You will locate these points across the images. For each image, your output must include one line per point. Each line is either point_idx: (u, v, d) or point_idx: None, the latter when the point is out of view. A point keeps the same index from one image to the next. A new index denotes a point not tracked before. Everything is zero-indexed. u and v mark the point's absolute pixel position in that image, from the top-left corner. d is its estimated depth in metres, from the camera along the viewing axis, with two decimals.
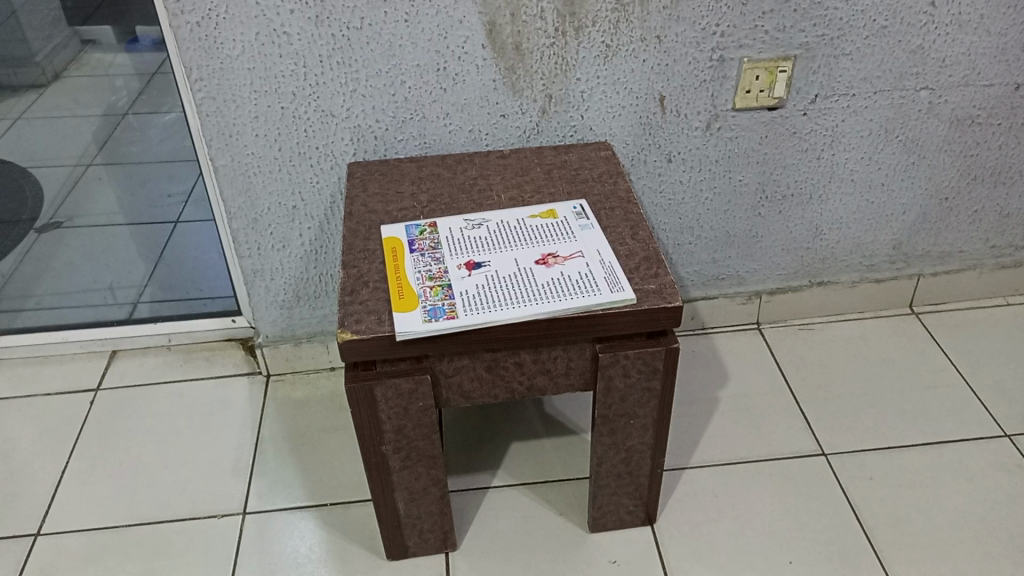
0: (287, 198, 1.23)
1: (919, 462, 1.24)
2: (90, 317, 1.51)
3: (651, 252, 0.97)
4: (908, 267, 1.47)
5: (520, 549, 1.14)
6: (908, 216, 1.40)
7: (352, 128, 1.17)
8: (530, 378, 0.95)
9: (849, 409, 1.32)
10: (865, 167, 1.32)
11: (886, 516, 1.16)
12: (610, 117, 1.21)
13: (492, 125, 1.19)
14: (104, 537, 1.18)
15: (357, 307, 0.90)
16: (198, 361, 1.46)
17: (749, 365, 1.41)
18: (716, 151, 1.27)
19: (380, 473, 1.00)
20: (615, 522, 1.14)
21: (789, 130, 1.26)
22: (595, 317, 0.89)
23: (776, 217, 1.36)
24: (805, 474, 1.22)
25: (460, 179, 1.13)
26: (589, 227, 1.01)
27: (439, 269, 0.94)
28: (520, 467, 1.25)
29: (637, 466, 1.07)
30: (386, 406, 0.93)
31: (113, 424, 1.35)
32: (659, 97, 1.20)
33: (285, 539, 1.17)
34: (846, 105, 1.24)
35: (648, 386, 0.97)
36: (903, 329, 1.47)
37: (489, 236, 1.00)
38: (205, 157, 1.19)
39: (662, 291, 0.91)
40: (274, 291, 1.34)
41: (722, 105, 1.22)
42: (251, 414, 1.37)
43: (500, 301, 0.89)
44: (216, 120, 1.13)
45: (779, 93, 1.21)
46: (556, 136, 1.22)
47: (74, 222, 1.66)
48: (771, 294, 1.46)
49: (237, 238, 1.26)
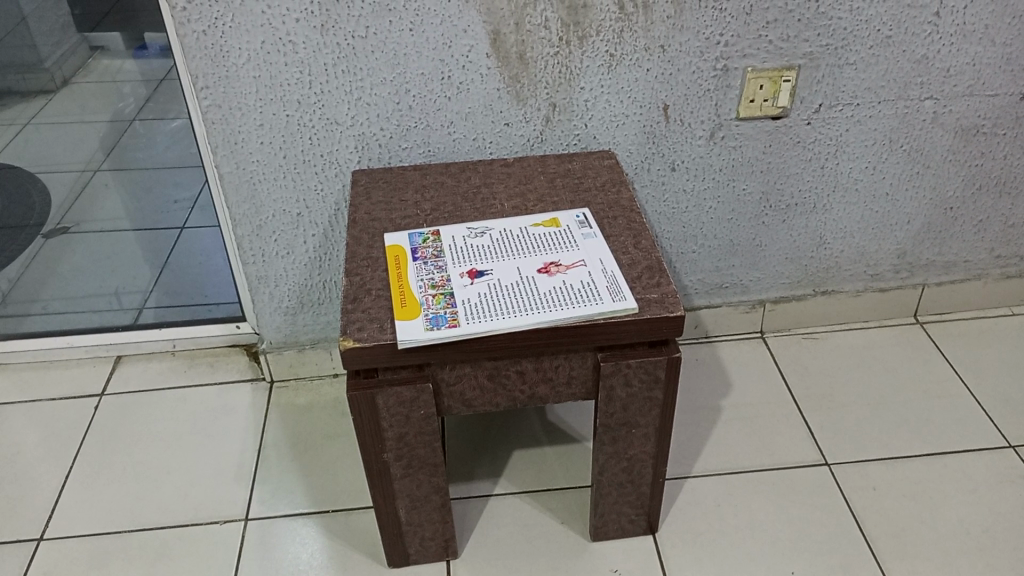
0: (292, 205, 1.23)
1: (923, 473, 1.23)
2: (95, 322, 1.52)
3: (653, 261, 0.97)
4: (912, 277, 1.46)
5: (522, 556, 1.14)
6: (912, 225, 1.39)
7: (356, 136, 1.17)
8: (531, 386, 0.95)
9: (852, 419, 1.32)
10: (869, 176, 1.32)
11: (889, 527, 1.15)
12: (614, 126, 1.21)
13: (496, 133, 1.20)
14: (106, 541, 1.18)
15: (359, 315, 0.91)
16: (202, 367, 1.47)
17: (752, 374, 1.41)
18: (720, 160, 1.27)
19: (382, 481, 1.01)
20: (617, 531, 1.14)
21: (793, 139, 1.26)
22: (597, 326, 0.89)
23: (779, 226, 1.36)
24: (808, 484, 1.22)
25: (463, 188, 1.13)
26: (592, 236, 1.01)
27: (441, 277, 0.95)
28: (522, 475, 1.25)
29: (638, 475, 1.07)
30: (387, 414, 0.93)
31: (117, 429, 1.36)
32: (663, 106, 1.20)
33: (287, 545, 1.17)
34: (850, 114, 1.24)
35: (650, 396, 0.97)
36: (907, 339, 1.47)
37: (492, 244, 1.00)
38: (211, 164, 1.19)
39: (664, 300, 0.91)
40: (278, 298, 1.34)
41: (726, 115, 1.22)
42: (254, 419, 1.37)
43: (502, 310, 0.89)
44: (221, 127, 1.14)
45: (783, 101, 1.21)
46: (560, 144, 1.22)
47: (80, 227, 1.68)
48: (774, 303, 1.45)
49: (242, 245, 1.27)
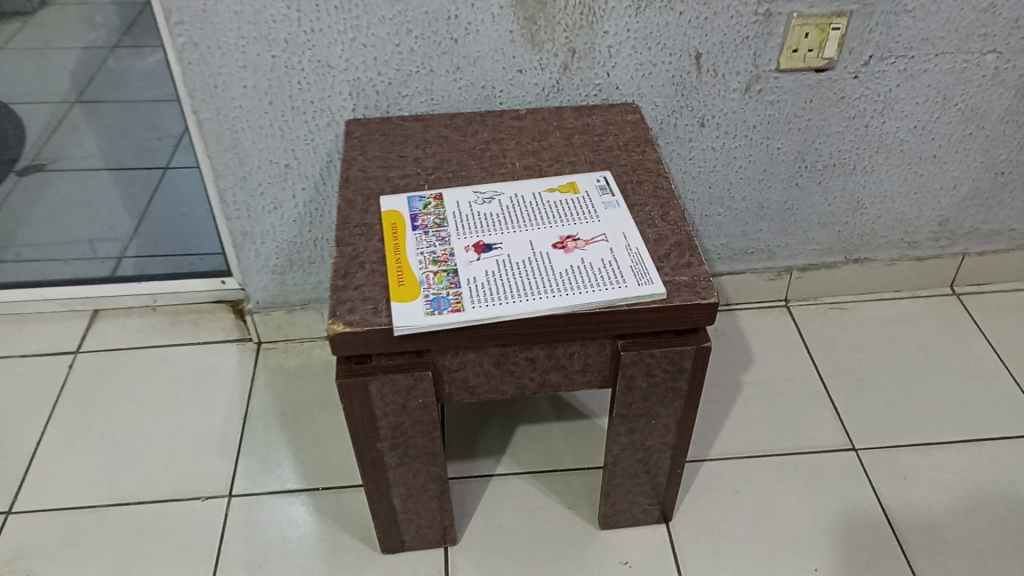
0: (279, 156, 1.11)
1: (958, 462, 1.15)
2: (70, 273, 1.41)
3: (683, 237, 0.86)
4: (952, 245, 1.35)
5: (526, 545, 1.06)
6: (959, 190, 1.28)
7: (351, 81, 1.05)
8: (542, 374, 0.86)
9: (882, 399, 1.23)
10: (917, 137, 1.20)
11: (921, 522, 1.08)
12: (640, 76, 1.08)
13: (507, 81, 1.07)
14: (81, 517, 1.10)
15: (350, 294, 0.80)
16: (184, 325, 1.37)
17: (776, 347, 1.31)
18: (754, 116, 1.14)
19: (376, 470, 0.92)
20: (628, 520, 1.06)
21: (836, 95, 1.13)
22: (619, 313, 0.79)
23: (814, 190, 1.24)
24: (834, 472, 1.13)
25: (470, 143, 1.01)
26: (614, 205, 0.90)
27: (443, 251, 0.84)
28: (527, 454, 1.17)
29: (655, 466, 0.98)
30: (381, 403, 0.84)
31: (93, 392, 1.27)
32: (695, 54, 1.07)
33: (274, 525, 1.09)
34: (903, 68, 1.11)
35: (673, 386, 0.87)
36: (943, 312, 1.36)
37: (501, 212, 0.89)
38: (188, 108, 1.07)
39: (695, 284, 0.81)
40: (265, 255, 1.23)
41: (764, 66, 1.09)
42: (240, 384, 1.28)
43: (511, 293, 0.79)
44: (199, 69, 1.01)
45: (830, 53, 1.08)
46: (578, 94, 1.10)
47: (57, 164, 1.56)
48: (802, 270, 1.35)
49: (224, 198, 1.15)
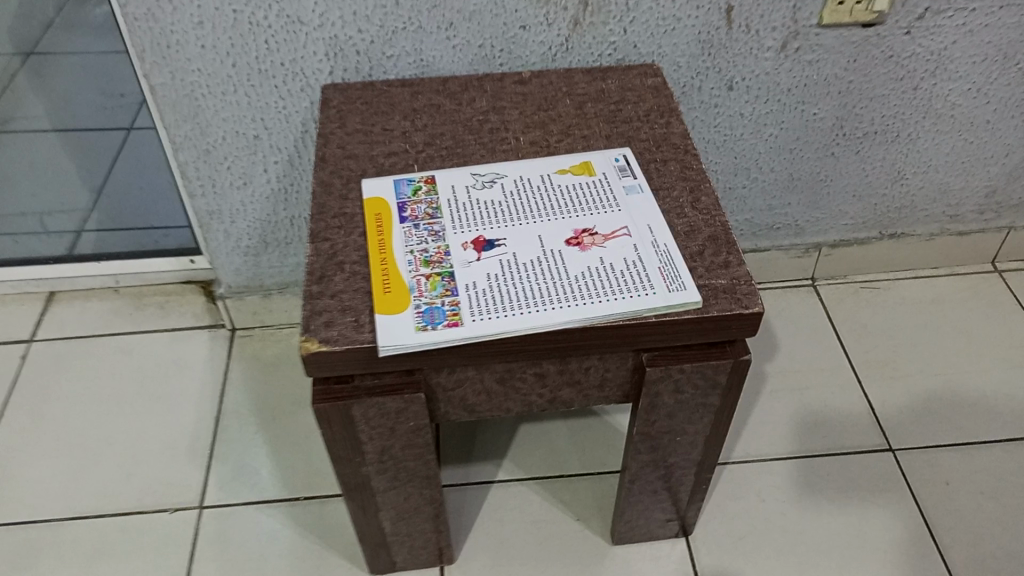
0: (246, 125, 0.97)
1: (1003, 464, 1.04)
2: (23, 252, 1.27)
3: (718, 230, 0.73)
4: (997, 219, 1.23)
5: (530, 563, 0.95)
6: (1010, 159, 1.14)
7: (326, 40, 0.90)
8: (553, 390, 0.74)
9: (920, 392, 1.12)
10: (970, 100, 1.06)
11: (965, 533, 0.97)
12: (661, 32, 0.93)
13: (509, 39, 0.92)
14: (35, 533, 0.99)
15: (327, 304, 0.67)
16: (150, 310, 1.24)
17: (803, 333, 1.19)
18: (789, 78, 1.00)
19: (361, 494, 0.80)
20: (643, 535, 0.96)
21: (883, 53, 0.99)
22: (646, 326, 0.66)
23: (851, 160, 1.11)
24: (868, 477, 1.03)
25: (466, 113, 0.87)
26: (636, 190, 0.77)
27: (437, 249, 0.71)
28: (531, 458, 1.06)
29: (676, 483, 0.87)
30: (366, 427, 0.71)
31: (49, 387, 1.14)
32: (726, 8, 0.92)
33: (248, 541, 0.98)
34: (961, 22, 0.97)
35: (704, 403, 0.75)
36: (984, 292, 1.25)
37: (504, 200, 0.76)
38: (139, 71, 0.92)
39: (735, 289, 0.68)
40: (235, 235, 1.10)
41: (804, 20, 0.94)
42: (213, 378, 1.16)
43: (518, 301, 0.66)
44: (147, 26, 0.86)
45: (880, 5, 0.93)
46: (590, 54, 0.95)
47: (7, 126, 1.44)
48: (832, 248, 1.22)
49: (185, 172, 1.01)
